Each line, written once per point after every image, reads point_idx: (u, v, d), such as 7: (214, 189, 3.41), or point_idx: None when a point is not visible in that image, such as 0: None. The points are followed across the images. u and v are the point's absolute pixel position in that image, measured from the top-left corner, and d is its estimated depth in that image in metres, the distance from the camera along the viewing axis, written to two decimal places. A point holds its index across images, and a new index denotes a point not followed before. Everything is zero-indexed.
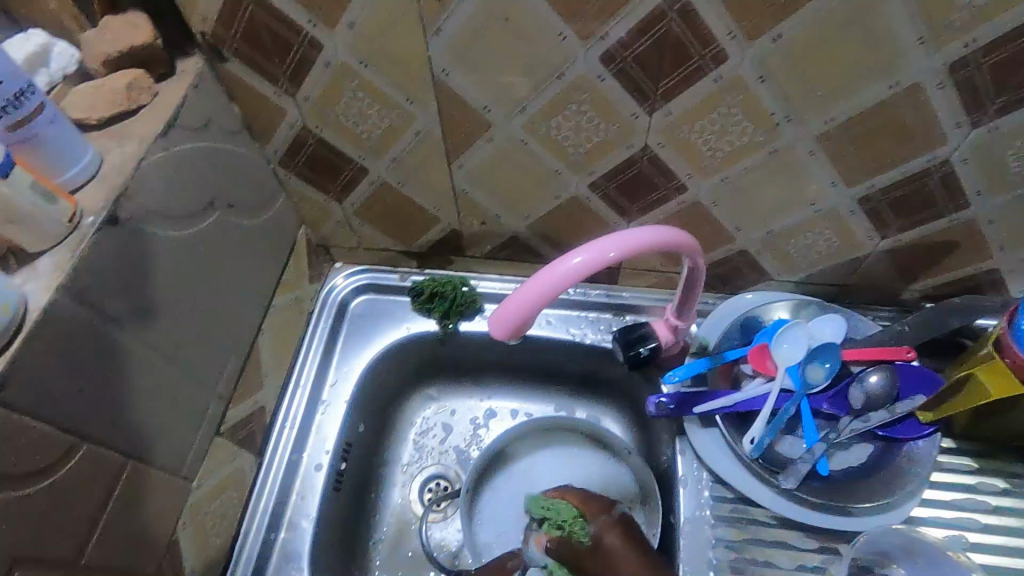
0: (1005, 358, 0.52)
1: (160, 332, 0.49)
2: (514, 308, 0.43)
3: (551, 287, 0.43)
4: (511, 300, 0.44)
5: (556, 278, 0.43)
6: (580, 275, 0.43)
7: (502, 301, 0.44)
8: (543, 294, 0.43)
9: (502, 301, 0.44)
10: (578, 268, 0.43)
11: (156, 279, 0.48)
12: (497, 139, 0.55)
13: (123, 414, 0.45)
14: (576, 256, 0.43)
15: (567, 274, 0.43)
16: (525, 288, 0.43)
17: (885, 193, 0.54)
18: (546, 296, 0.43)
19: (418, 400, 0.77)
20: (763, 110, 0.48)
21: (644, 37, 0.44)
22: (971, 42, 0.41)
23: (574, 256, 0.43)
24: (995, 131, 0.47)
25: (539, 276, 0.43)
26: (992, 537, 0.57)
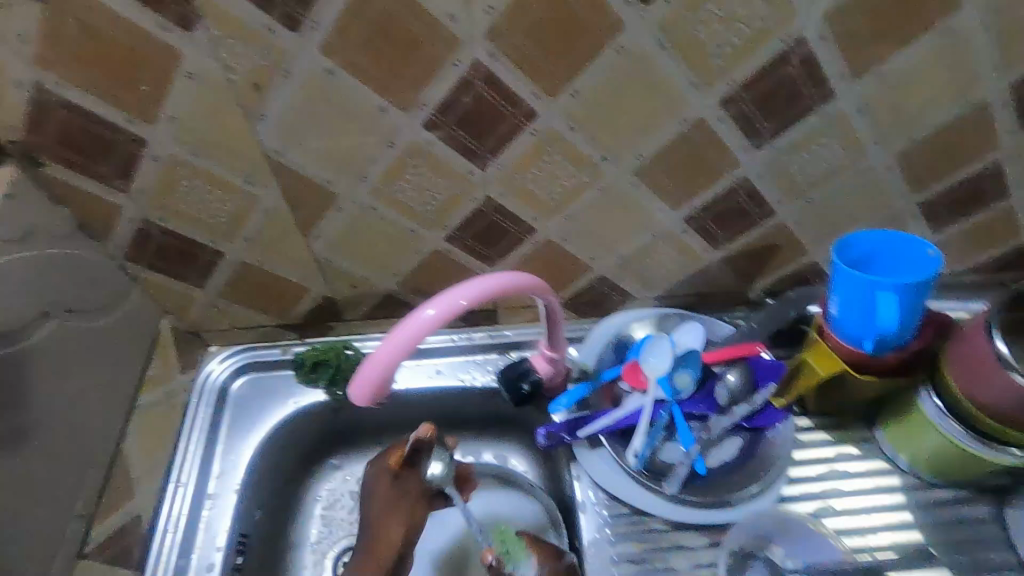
0: (827, 341, 0.59)
1: None
2: (379, 363, 0.45)
3: (398, 349, 0.45)
4: (370, 361, 0.46)
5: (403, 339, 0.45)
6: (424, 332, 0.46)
7: (367, 359, 0.45)
8: (391, 358, 0.45)
9: (366, 359, 0.45)
10: (425, 322, 0.46)
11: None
12: (346, 208, 0.56)
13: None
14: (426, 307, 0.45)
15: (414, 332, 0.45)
16: (378, 350, 0.45)
17: (705, 211, 0.60)
18: (396, 359, 0.45)
19: (322, 473, 0.76)
20: (582, 154, 0.53)
21: (459, 102, 0.47)
22: (731, 81, 0.48)
23: (427, 308, 0.46)
24: (775, 150, 0.54)
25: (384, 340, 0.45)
26: (854, 501, 0.63)
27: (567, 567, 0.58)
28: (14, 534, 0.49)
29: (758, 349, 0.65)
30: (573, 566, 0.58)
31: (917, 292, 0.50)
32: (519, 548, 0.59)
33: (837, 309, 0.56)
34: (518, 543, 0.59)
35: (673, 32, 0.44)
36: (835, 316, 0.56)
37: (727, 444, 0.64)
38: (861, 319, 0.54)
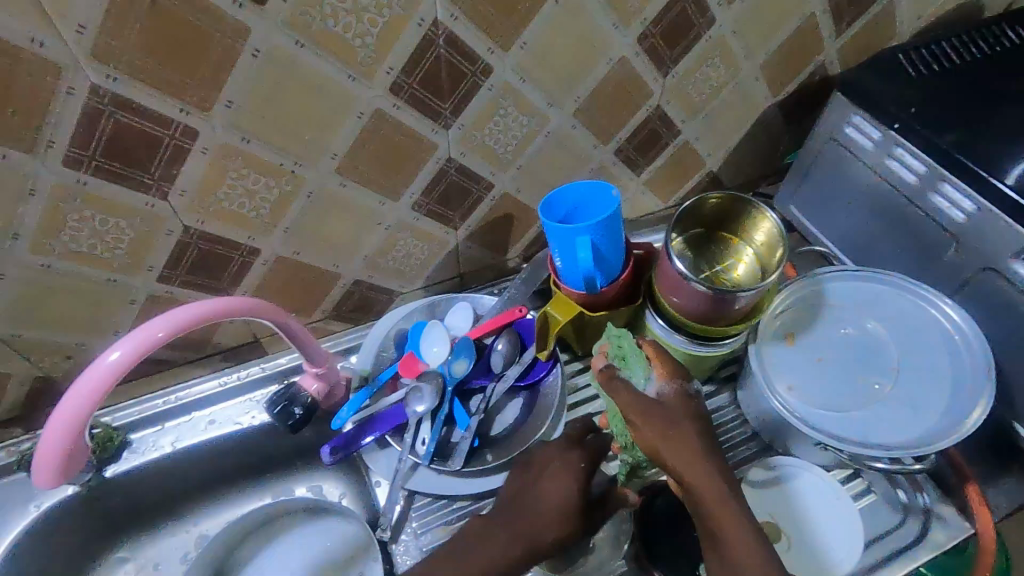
0: (561, 289, 0.64)
1: None
2: (65, 417, 0.46)
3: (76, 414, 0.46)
4: (59, 414, 0.46)
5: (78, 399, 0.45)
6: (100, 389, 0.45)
7: (55, 412, 0.46)
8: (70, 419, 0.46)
9: (54, 412, 0.46)
10: (97, 380, 0.44)
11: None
12: (10, 273, 0.49)
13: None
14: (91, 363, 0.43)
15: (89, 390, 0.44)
16: (66, 400, 0.45)
17: (427, 196, 0.62)
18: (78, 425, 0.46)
19: (102, 571, 0.68)
20: (270, 164, 0.51)
21: (95, 134, 0.43)
22: (390, 70, 0.49)
23: (112, 352, 0.44)
24: (464, 127, 0.57)
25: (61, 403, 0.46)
26: None
27: (694, 393, 0.52)
28: None
29: (519, 312, 0.69)
30: (699, 395, 0.52)
31: (603, 231, 0.57)
32: (638, 364, 0.53)
33: (560, 262, 0.61)
34: (638, 357, 0.54)
35: (304, 28, 0.44)
36: (560, 268, 0.61)
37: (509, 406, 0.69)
38: (574, 265, 0.60)
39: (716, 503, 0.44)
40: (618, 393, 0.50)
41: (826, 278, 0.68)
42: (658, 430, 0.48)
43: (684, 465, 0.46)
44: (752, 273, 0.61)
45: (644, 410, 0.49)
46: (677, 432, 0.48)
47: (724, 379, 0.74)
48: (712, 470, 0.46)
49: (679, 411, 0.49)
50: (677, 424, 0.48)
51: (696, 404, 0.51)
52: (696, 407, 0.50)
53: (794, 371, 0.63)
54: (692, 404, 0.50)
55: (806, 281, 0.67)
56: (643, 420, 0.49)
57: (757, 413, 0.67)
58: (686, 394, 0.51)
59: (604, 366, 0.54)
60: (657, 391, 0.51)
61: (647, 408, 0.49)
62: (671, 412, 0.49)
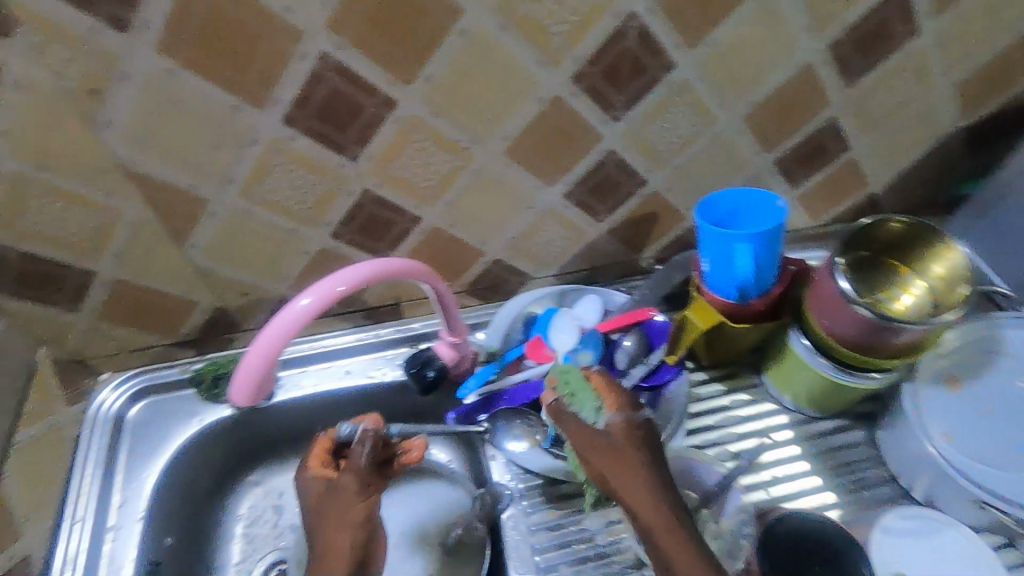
0: (704, 296, 0.63)
1: None
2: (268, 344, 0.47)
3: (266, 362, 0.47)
4: (257, 348, 0.47)
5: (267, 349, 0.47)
6: (288, 336, 0.47)
7: (254, 348, 0.47)
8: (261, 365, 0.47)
9: (254, 348, 0.47)
10: (286, 326, 0.47)
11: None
12: (219, 213, 0.55)
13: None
14: (284, 309, 0.46)
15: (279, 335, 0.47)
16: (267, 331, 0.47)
17: (580, 186, 0.63)
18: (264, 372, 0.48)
19: (237, 492, 0.75)
20: (449, 139, 0.54)
21: (314, 96, 0.48)
22: (577, 58, 0.50)
23: (302, 299, 0.47)
24: (632, 121, 0.57)
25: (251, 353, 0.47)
26: (747, 442, 0.68)
27: (643, 423, 0.53)
28: None
29: (650, 313, 0.70)
30: (650, 425, 0.53)
31: (769, 240, 0.55)
32: (588, 396, 0.54)
33: (708, 266, 0.59)
34: (588, 389, 0.54)
35: (511, 11, 0.46)
36: (708, 272, 0.59)
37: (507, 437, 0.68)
38: (728, 272, 0.58)
39: (653, 513, 0.48)
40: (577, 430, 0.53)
41: (1003, 323, 0.62)
42: (604, 457, 0.51)
43: (626, 486, 0.50)
44: (920, 305, 0.57)
45: (592, 440, 0.52)
46: (621, 459, 0.50)
47: (858, 416, 0.69)
48: (659, 503, 0.48)
49: (617, 445, 0.51)
50: (626, 454, 0.50)
51: (646, 430, 0.52)
52: (645, 440, 0.52)
53: (954, 419, 0.58)
54: (638, 435, 0.51)
55: (977, 324, 0.62)
56: (596, 452, 0.52)
57: (902, 457, 0.62)
58: (633, 422, 0.52)
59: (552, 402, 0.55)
60: (609, 422, 0.52)
61: (587, 443, 0.52)
62: (618, 443, 0.51)
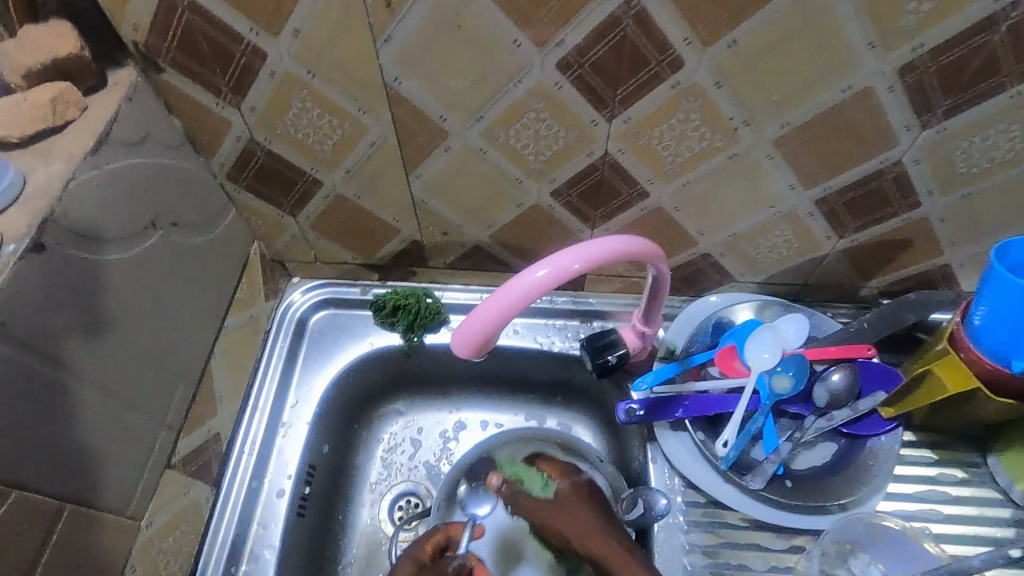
0: (960, 353, 0.53)
1: (103, 365, 0.48)
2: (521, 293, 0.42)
3: (489, 327, 0.43)
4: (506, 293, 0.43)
5: (494, 316, 0.43)
6: (526, 304, 0.43)
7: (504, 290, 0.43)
8: (483, 330, 0.43)
9: (503, 291, 0.43)
10: (519, 295, 0.42)
11: (110, 314, 0.48)
12: (454, 148, 0.53)
13: (66, 453, 0.45)
14: (521, 276, 0.42)
15: (510, 302, 0.42)
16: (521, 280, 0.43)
17: (840, 194, 0.54)
18: (483, 339, 0.43)
19: (384, 416, 0.77)
20: (721, 116, 0.48)
21: (601, 43, 0.43)
22: (918, 46, 0.41)
23: (540, 269, 0.43)
24: (943, 132, 0.47)
25: (474, 315, 0.43)
26: (952, 527, 0.58)
27: (586, 482, 0.58)
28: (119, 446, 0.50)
29: (870, 352, 0.60)
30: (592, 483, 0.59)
31: None
32: (534, 476, 0.59)
33: (981, 319, 0.50)
34: (532, 470, 0.60)
35: None
36: (978, 326, 0.50)
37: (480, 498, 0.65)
38: (1013, 333, 0.48)
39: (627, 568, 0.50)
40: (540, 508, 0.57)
41: None
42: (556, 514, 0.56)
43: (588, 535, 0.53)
44: None
45: (548, 504, 0.57)
46: (566, 513, 0.55)
47: None
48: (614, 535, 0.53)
49: (572, 502, 0.56)
50: (572, 509, 0.56)
51: (589, 488, 0.58)
52: (590, 495, 0.57)
53: None
54: (585, 492, 0.57)
55: None
56: (533, 507, 0.58)
57: None
58: (578, 483, 0.58)
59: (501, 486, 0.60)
60: (558, 491, 0.57)
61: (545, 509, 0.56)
62: (565, 501, 0.56)
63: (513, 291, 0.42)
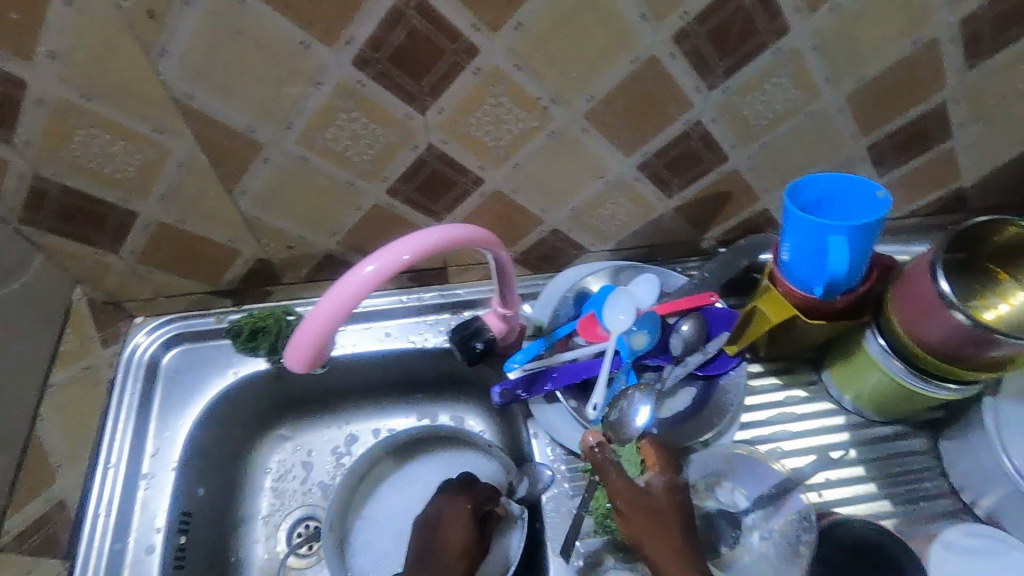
0: (778, 287, 0.58)
1: None
2: (342, 299, 0.42)
3: (324, 331, 0.42)
4: (324, 306, 0.42)
5: (326, 318, 0.42)
6: (353, 306, 0.43)
7: (323, 302, 0.42)
8: (319, 334, 0.42)
9: (323, 302, 0.42)
10: (349, 293, 0.42)
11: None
12: (273, 159, 0.51)
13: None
14: (346, 273, 0.42)
15: (339, 302, 0.42)
16: (338, 289, 0.42)
17: (658, 157, 0.58)
18: (321, 344, 0.43)
19: (268, 444, 0.73)
20: (529, 97, 0.49)
21: (391, 36, 0.43)
22: (684, 15, 0.45)
23: (366, 265, 0.43)
24: (728, 91, 0.52)
25: (308, 321, 0.42)
26: (800, 441, 0.65)
27: (683, 487, 0.55)
28: None
29: (711, 298, 0.65)
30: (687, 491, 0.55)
31: (868, 232, 0.50)
32: (633, 457, 0.58)
33: (789, 255, 0.55)
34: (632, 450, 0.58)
35: None
36: (787, 261, 0.56)
37: (639, 402, 0.61)
38: (814, 263, 0.53)
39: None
40: (618, 487, 0.53)
41: None
42: (646, 519, 0.52)
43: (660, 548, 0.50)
44: (1017, 318, 0.53)
45: (637, 499, 0.53)
46: (659, 523, 0.51)
47: (922, 423, 0.65)
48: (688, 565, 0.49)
49: (659, 504, 0.53)
50: (663, 520, 0.52)
51: (682, 495, 0.54)
52: (683, 505, 0.53)
53: None
54: (679, 499, 0.53)
55: None
56: (622, 496, 0.53)
57: (971, 472, 0.59)
58: (675, 485, 0.54)
59: (595, 445, 0.57)
60: (651, 483, 0.54)
61: (624, 492, 0.53)
62: (655, 504, 0.53)
63: (341, 290, 0.42)
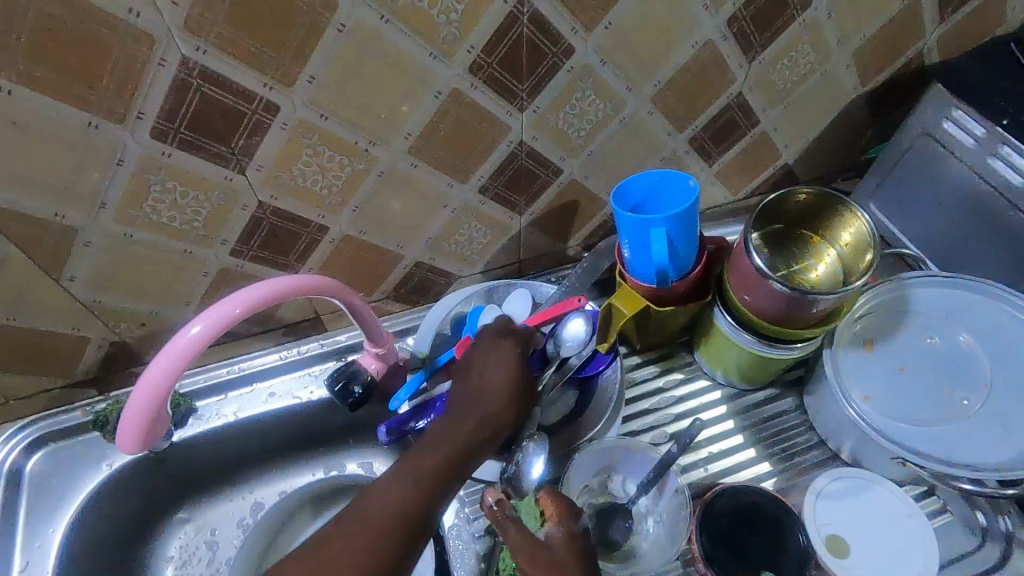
0: (629, 282, 0.62)
1: None
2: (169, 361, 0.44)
3: (158, 391, 0.45)
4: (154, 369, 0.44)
5: (158, 380, 0.44)
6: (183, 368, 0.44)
7: (151, 366, 0.44)
8: (152, 394, 0.45)
9: (151, 366, 0.44)
10: (176, 358, 0.44)
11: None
12: (96, 240, 0.50)
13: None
14: (171, 339, 0.43)
15: (168, 366, 0.44)
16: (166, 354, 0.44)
17: (495, 179, 0.61)
18: (154, 404, 0.45)
19: (166, 531, 0.70)
20: (346, 142, 0.51)
21: (183, 105, 0.43)
22: (470, 48, 0.48)
23: (192, 326, 0.44)
24: (538, 110, 0.55)
25: (140, 384, 0.45)
26: (684, 422, 0.68)
27: (583, 534, 0.53)
28: None
29: (579, 301, 0.62)
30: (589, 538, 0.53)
31: (682, 220, 0.54)
32: (530, 509, 0.55)
33: (629, 253, 0.58)
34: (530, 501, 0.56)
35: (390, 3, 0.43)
36: (629, 258, 0.59)
37: (534, 455, 0.60)
38: (650, 257, 0.57)
39: None
40: (515, 540, 0.51)
41: (911, 282, 0.64)
42: (542, 571, 0.48)
43: None
44: (833, 275, 0.59)
45: (534, 555, 0.49)
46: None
47: (788, 384, 0.70)
48: None
49: (558, 553, 0.49)
50: (561, 568, 0.48)
51: (584, 543, 0.52)
52: (584, 553, 0.51)
53: (872, 382, 0.61)
54: (579, 546, 0.51)
55: (890, 285, 0.65)
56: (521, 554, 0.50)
57: (829, 421, 0.64)
58: (574, 533, 0.52)
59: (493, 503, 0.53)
60: (550, 535, 0.52)
61: (521, 542, 0.50)
62: (554, 556, 0.49)
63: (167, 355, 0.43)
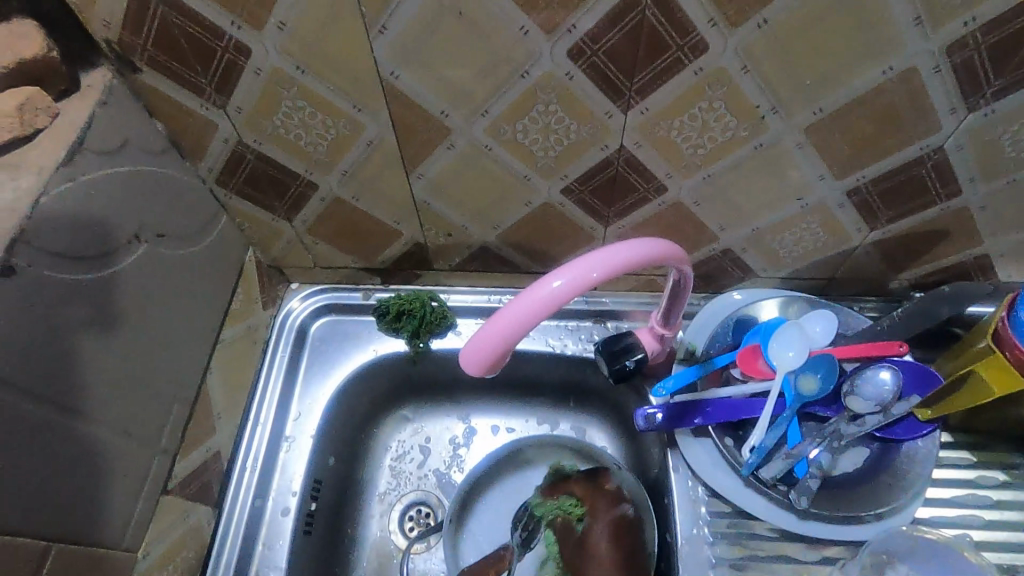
0: (1004, 352, 0.49)
1: (96, 396, 0.45)
2: (528, 305, 0.38)
3: (502, 341, 0.39)
4: (508, 310, 0.38)
5: (511, 329, 0.38)
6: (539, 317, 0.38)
7: (505, 306, 0.39)
8: (505, 336, 0.38)
9: (505, 305, 0.39)
10: (534, 308, 0.38)
11: (94, 341, 0.45)
12: (458, 145, 0.49)
13: (60, 488, 0.42)
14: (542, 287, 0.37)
15: (524, 314, 0.38)
16: (525, 295, 0.38)
17: (875, 184, 0.50)
18: (503, 343, 0.39)
19: (392, 423, 0.73)
20: (749, 104, 0.44)
21: (615, 29, 0.39)
22: (971, 20, 0.37)
23: (556, 278, 0.39)
24: (990, 115, 0.43)
25: (485, 327, 0.39)
26: (994, 534, 0.56)
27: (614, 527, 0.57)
28: (107, 475, 0.47)
29: (902, 349, 0.55)
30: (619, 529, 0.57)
31: None
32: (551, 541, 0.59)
33: None
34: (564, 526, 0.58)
35: None
36: None
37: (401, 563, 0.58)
38: None
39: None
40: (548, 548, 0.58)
41: None
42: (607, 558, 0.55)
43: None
44: None
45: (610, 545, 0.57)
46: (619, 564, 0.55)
47: None
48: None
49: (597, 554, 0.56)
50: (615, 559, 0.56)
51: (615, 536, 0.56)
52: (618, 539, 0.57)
53: None
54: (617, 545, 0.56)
55: None
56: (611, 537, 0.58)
57: None
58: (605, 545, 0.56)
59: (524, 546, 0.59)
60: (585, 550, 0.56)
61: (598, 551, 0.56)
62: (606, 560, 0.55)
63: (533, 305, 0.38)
